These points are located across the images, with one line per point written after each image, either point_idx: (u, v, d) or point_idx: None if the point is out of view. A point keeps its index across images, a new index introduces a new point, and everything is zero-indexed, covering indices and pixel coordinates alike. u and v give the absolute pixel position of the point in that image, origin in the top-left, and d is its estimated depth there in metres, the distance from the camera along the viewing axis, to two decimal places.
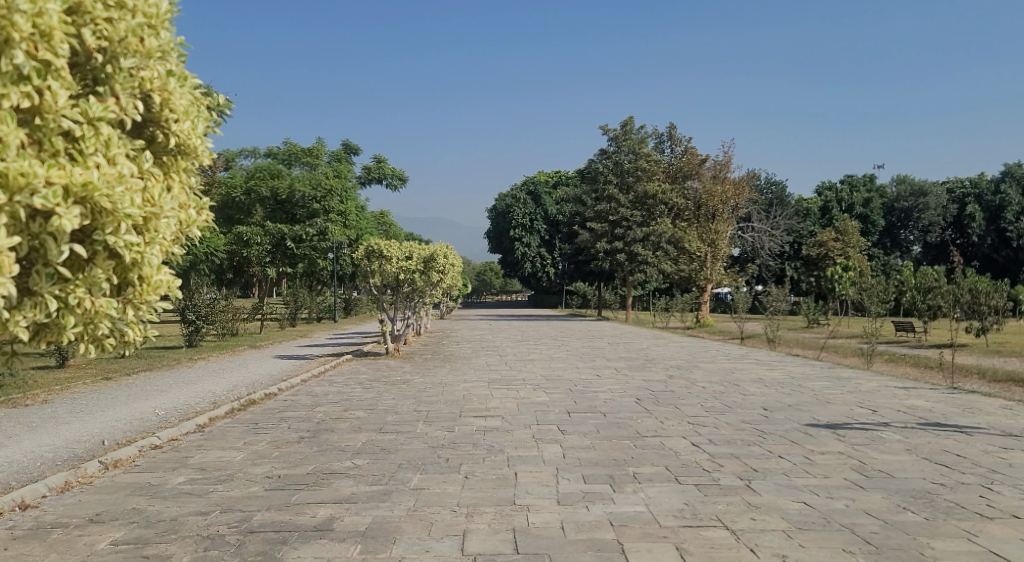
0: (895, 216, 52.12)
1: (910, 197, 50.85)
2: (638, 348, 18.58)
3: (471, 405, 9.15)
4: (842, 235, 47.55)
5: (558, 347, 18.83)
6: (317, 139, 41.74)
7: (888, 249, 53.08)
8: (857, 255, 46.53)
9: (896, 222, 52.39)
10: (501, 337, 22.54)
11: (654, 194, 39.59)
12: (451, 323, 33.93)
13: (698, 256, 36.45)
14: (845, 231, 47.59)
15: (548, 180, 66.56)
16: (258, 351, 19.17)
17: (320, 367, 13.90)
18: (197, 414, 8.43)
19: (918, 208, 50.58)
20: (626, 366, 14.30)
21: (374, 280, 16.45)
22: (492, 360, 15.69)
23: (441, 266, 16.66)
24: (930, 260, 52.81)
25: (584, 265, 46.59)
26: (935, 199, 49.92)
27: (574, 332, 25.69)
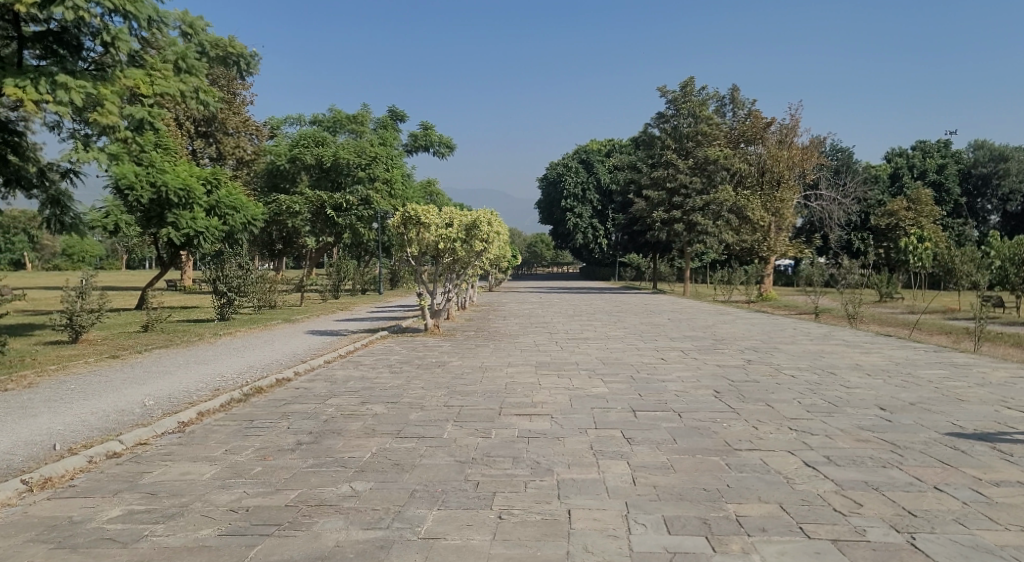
0: (973, 182, 48.46)
1: (989, 162, 47.08)
2: (704, 326, 16.74)
3: (514, 398, 7.57)
4: (914, 205, 44.19)
5: (614, 324, 17.13)
6: (362, 106, 40.39)
7: (963, 218, 49.41)
8: (931, 225, 43.23)
9: (973, 190, 48.68)
10: (552, 312, 20.93)
11: (716, 159, 36.91)
12: (499, 296, 32.48)
13: (761, 226, 34.22)
14: (919, 201, 44.33)
15: (601, 148, 64.01)
16: (293, 325, 18.02)
17: (350, 346, 12.57)
18: (188, 407, 7.06)
19: (997, 174, 46.79)
20: (693, 348, 12.53)
21: (411, 249, 15.04)
22: (541, 339, 14.11)
23: (485, 232, 15.12)
24: (1010, 230, 48.91)
25: (639, 236, 44.59)
26: (1017, 164, 46.01)
27: (631, 306, 23.85)
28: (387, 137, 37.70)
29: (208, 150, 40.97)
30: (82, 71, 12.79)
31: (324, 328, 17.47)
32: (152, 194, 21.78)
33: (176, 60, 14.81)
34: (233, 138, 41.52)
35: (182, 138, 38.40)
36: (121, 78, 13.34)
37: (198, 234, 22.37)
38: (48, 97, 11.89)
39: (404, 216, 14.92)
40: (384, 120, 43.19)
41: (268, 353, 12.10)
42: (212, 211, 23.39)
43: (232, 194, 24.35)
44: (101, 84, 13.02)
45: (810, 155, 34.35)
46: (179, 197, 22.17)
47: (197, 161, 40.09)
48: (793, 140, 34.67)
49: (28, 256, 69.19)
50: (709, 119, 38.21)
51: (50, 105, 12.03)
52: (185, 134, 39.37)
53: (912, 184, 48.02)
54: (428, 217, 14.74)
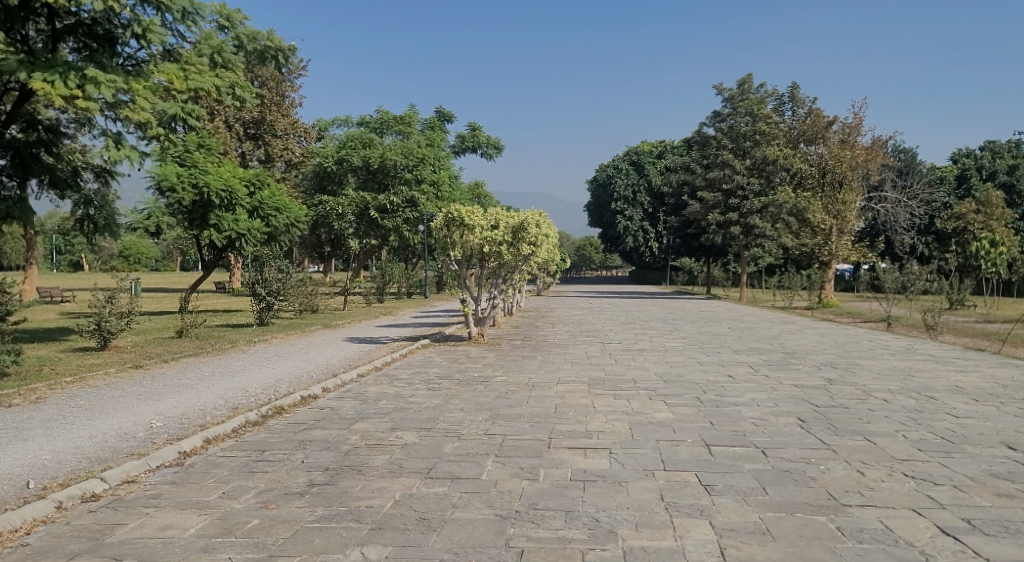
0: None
1: None
2: (768, 337, 15.42)
3: (566, 426, 6.56)
4: (985, 207, 41.54)
5: (670, 334, 15.92)
6: (409, 107, 39.92)
7: None
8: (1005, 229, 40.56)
9: None
10: (603, 319, 19.83)
11: (774, 159, 35.12)
12: (547, 300, 31.51)
13: (823, 229, 32.44)
14: (987, 202, 41.61)
15: (652, 150, 62.42)
16: (333, 331, 17.39)
17: (389, 356, 11.80)
18: (197, 431, 6.28)
19: None
20: (763, 363, 11.31)
21: (455, 253, 14.21)
22: (593, 350, 13.05)
23: (533, 235, 14.07)
24: None
25: (692, 239, 43.07)
26: None
27: (685, 313, 22.55)
28: (433, 138, 37.03)
29: (257, 152, 41.06)
30: (114, 66, 12.34)
31: (364, 335, 16.78)
32: (194, 195, 21.59)
33: (211, 53, 14.39)
34: (281, 139, 41.52)
35: (231, 140, 38.51)
36: (154, 72, 12.92)
37: (239, 236, 22.29)
38: (77, 92, 11.47)
39: (448, 217, 14.07)
40: (431, 121, 42.64)
41: (300, 362, 11.41)
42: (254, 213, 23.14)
43: (275, 195, 24.06)
44: (134, 78, 12.61)
45: (875, 155, 32.49)
46: (220, 197, 21.98)
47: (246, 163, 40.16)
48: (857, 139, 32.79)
49: (87, 258, 71.08)
50: (768, 117, 36.53)
51: (80, 100, 11.62)
52: (234, 136, 39.47)
53: (982, 185, 45.34)
54: (472, 218, 13.86)
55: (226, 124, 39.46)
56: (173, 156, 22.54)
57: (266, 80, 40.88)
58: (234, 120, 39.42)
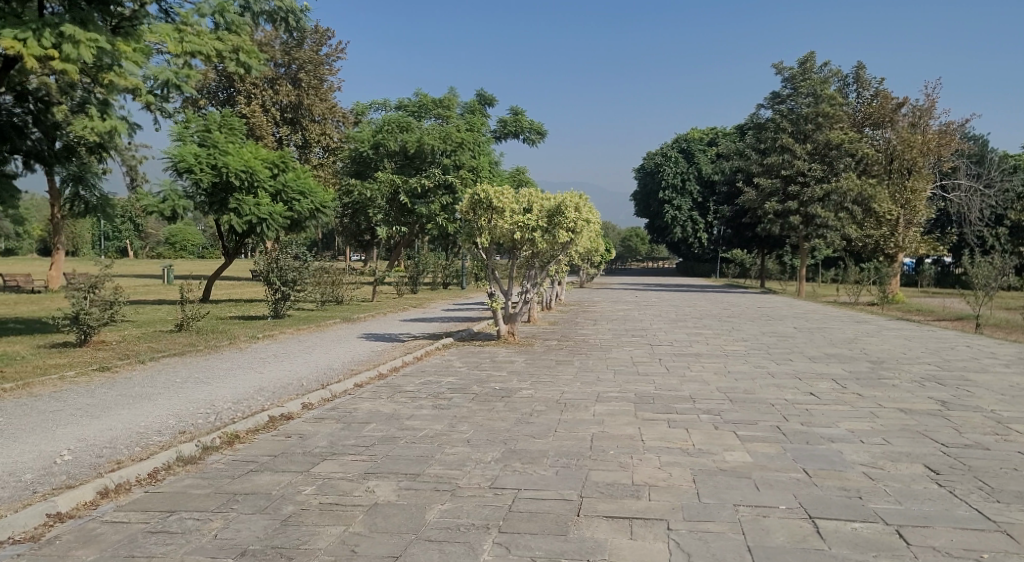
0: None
1: None
2: (843, 339, 13.29)
3: (604, 477, 4.76)
4: None
5: (729, 335, 13.88)
6: (448, 90, 38.27)
7: None
8: None
9: None
10: (651, 316, 17.89)
11: (839, 143, 32.36)
12: (590, 293, 29.60)
13: (889, 219, 29.95)
14: None
15: (703, 136, 59.34)
16: (352, 326, 15.87)
17: (402, 358, 10.25)
18: (109, 471, 4.66)
19: None
20: (850, 374, 9.28)
21: (481, 240, 12.43)
22: (642, 354, 11.19)
23: (572, 221, 12.15)
24: None
25: (746, 230, 40.56)
26: None
27: (741, 311, 20.40)
28: (473, 121, 35.16)
29: (295, 137, 39.92)
30: (99, 25, 10.88)
31: (384, 330, 15.25)
32: (214, 179, 20.84)
33: (213, 14, 12.94)
34: (319, 124, 40.36)
35: (267, 125, 37.42)
36: (147, 33, 11.49)
37: (260, 222, 21.34)
38: (53, 51, 10.04)
39: (473, 200, 12.31)
40: (472, 105, 40.89)
41: (297, 365, 9.93)
42: (278, 198, 22.30)
43: (300, 178, 23.05)
44: (121, 39, 11.14)
45: (949, 139, 29.72)
46: (240, 180, 21.15)
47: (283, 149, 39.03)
48: (928, 124, 30.32)
49: (133, 243, 71.63)
50: (833, 98, 33.12)
51: (56, 62, 10.17)
52: (271, 120, 38.34)
53: None
54: (502, 200, 12.08)
55: (263, 108, 38.36)
56: (195, 135, 22.04)
57: (303, 62, 39.68)
58: (270, 104, 38.29)
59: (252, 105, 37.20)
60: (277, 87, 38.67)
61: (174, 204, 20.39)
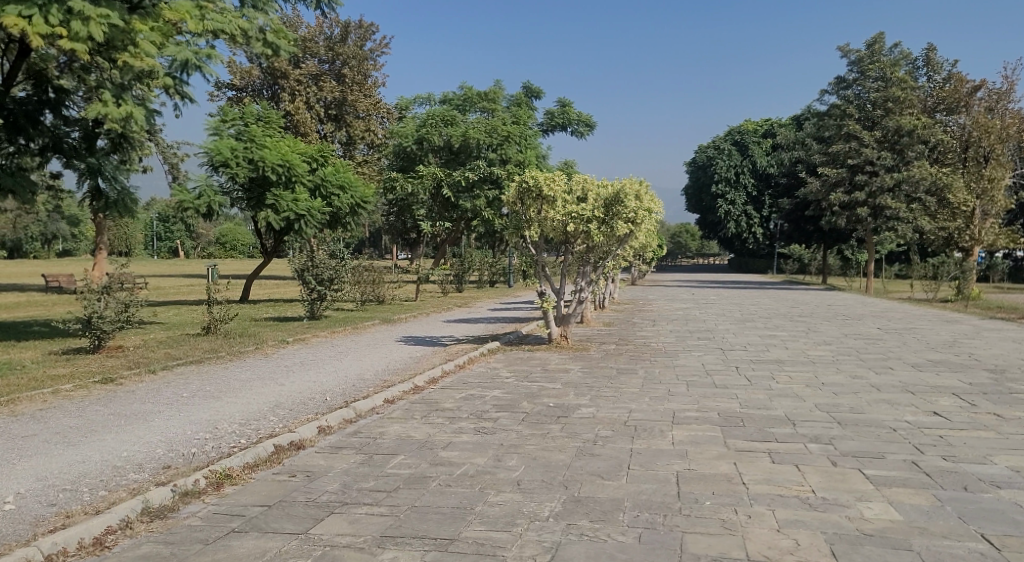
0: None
1: None
2: (942, 339, 11.55)
3: (705, 549, 3.42)
4: None
5: (808, 337, 12.26)
6: (494, 82, 37.11)
7: None
8: None
9: None
10: (714, 316, 16.36)
11: (911, 129, 29.87)
12: (642, 291, 28.06)
13: (962, 211, 27.59)
14: None
15: (757, 128, 56.77)
16: (391, 329, 14.81)
17: (448, 368, 9.10)
18: (48, 531, 3.59)
19: None
20: (973, 382, 7.69)
21: (530, 233, 11.19)
22: (714, 361, 9.75)
23: (632, 210, 10.82)
24: None
25: (807, 224, 38.34)
26: None
27: (812, 310, 18.63)
28: (518, 114, 33.83)
29: (340, 133, 39.26)
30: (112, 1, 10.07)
31: (426, 332, 14.13)
32: (251, 173, 20.33)
33: None
34: (363, 121, 39.66)
35: (312, 122, 36.85)
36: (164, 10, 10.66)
37: (298, 218, 20.69)
38: (60, 30, 9.14)
39: (519, 189, 11.08)
40: (518, 98, 39.66)
41: (324, 375, 8.88)
42: (317, 193, 21.80)
43: (340, 172, 22.58)
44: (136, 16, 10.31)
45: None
46: (277, 175, 20.57)
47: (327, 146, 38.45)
48: (1006, 108, 27.99)
49: (185, 244, 72.31)
50: (904, 81, 30.67)
51: (65, 42, 9.32)
52: (315, 118, 37.74)
53: None
54: (552, 188, 10.83)
55: (307, 105, 37.78)
56: (232, 129, 21.56)
57: (347, 58, 39.02)
58: (314, 100, 37.69)
59: (297, 101, 36.66)
60: (321, 83, 38.06)
61: (209, 201, 20.10)
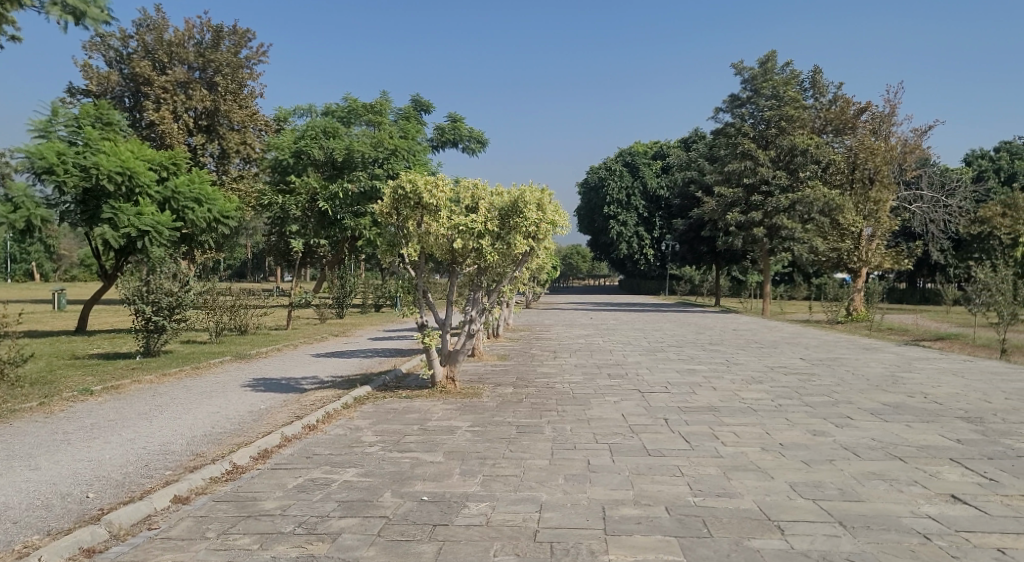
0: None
1: None
2: (878, 373, 10.27)
3: None
4: (1011, 210, 39.75)
5: (731, 373, 10.70)
6: (380, 93, 34.76)
7: None
8: None
9: None
10: (620, 346, 14.67)
11: (804, 148, 29.92)
12: (539, 316, 26.35)
13: (852, 234, 28.04)
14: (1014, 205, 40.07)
15: (648, 150, 57.07)
16: (243, 368, 12.15)
17: (293, 430, 6.81)
18: None
19: None
20: (960, 437, 6.18)
21: (408, 252, 9.02)
22: (636, 410, 7.90)
23: (532, 223, 8.89)
24: None
25: (700, 245, 38.05)
26: None
27: (719, 336, 17.41)
28: (407, 127, 31.46)
29: (212, 146, 35.32)
30: None
31: (285, 373, 11.57)
32: (82, 182, 17.07)
33: None
34: (239, 133, 35.77)
35: (180, 134, 32.44)
36: None
37: (142, 235, 17.55)
38: None
39: (395, 195, 8.94)
40: (406, 111, 37.36)
41: (108, 450, 6.33)
42: (165, 208, 18.78)
43: (195, 183, 19.65)
44: None
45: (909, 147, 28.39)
46: (115, 185, 17.39)
47: (196, 159, 34.63)
48: (887, 131, 28.73)
49: (40, 266, 64.97)
50: (795, 99, 30.67)
51: None
52: (183, 128, 33.83)
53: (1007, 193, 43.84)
54: (435, 193, 8.75)
55: (173, 115, 33.80)
56: (65, 130, 18.21)
57: (220, 65, 35.24)
58: (183, 110, 33.66)
59: (162, 110, 32.68)
60: (190, 91, 34.20)
61: (29, 214, 16.76)
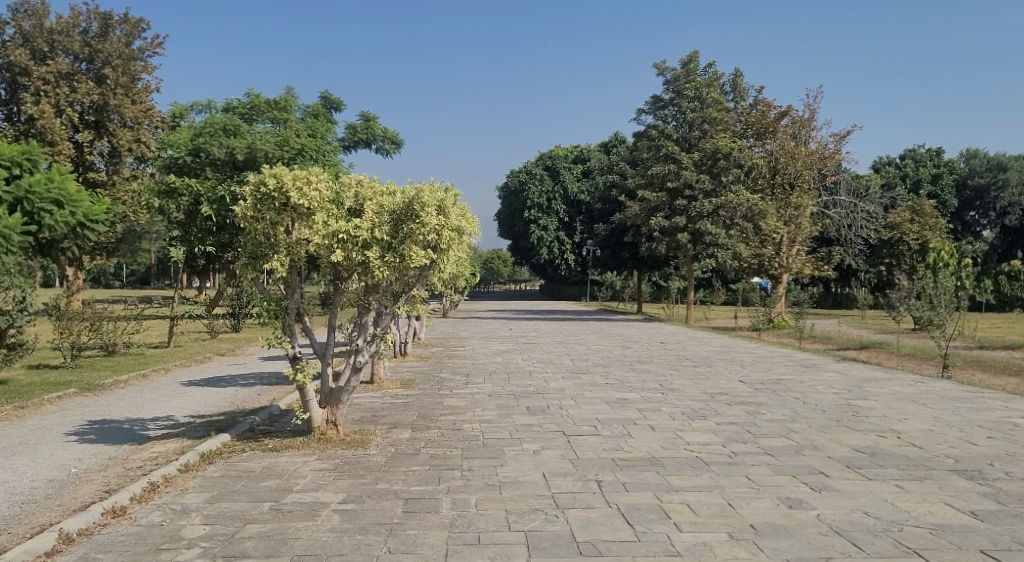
0: (968, 194, 48.69)
1: (988, 172, 47.80)
2: (833, 404, 9.09)
3: None
4: (919, 215, 40.88)
5: (670, 403, 9.27)
6: (286, 88, 32.14)
7: (959, 232, 49.81)
8: (938, 238, 39.92)
9: (971, 199, 49.02)
10: (542, 367, 13.08)
11: (727, 152, 29.20)
12: (455, 327, 24.44)
13: (774, 239, 29.06)
14: (921, 211, 41.19)
15: (568, 154, 56.10)
16: (83, 404, 9.82)
17: (84, 522, 4.69)
18: None
19: (996, 185, 47.33)
20: (972, 508, 4.94)
21: (277, 267, 7.00)
22: (563, 466, 6.26)
23: (431, 229, 7.19)
24: (1007, 244, 48.64)
25: (622, 250, 37.04)
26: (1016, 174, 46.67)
27: (647, 351, 16.13)
28: (316, 125, 28.82)
29: (100, 144, 30.37)
30: None
31: (132, 411, 9.21)
32: None
33: None
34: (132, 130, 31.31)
35: (63, 128, 27.98)
36: None
37: None
38: None
39: (254, 195, 6.90)
40: (314, 108, 34.58)
41: None
42: (14, 211, 15.05)
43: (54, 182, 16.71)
44: None
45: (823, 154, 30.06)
46: None
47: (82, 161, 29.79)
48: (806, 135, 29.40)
49: None
50: (719, 102, 30.25)
51: None
52: (66, 124, 28.89)
53: (913, 199, 45.27)
54: (308, 193, 6.85)
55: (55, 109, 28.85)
56: None
57: (109, 56, 30.43)
58: (66, 104, 28.86)
59: (42, 103, 27.83)
60: (75, 83, 29.34)
61: None
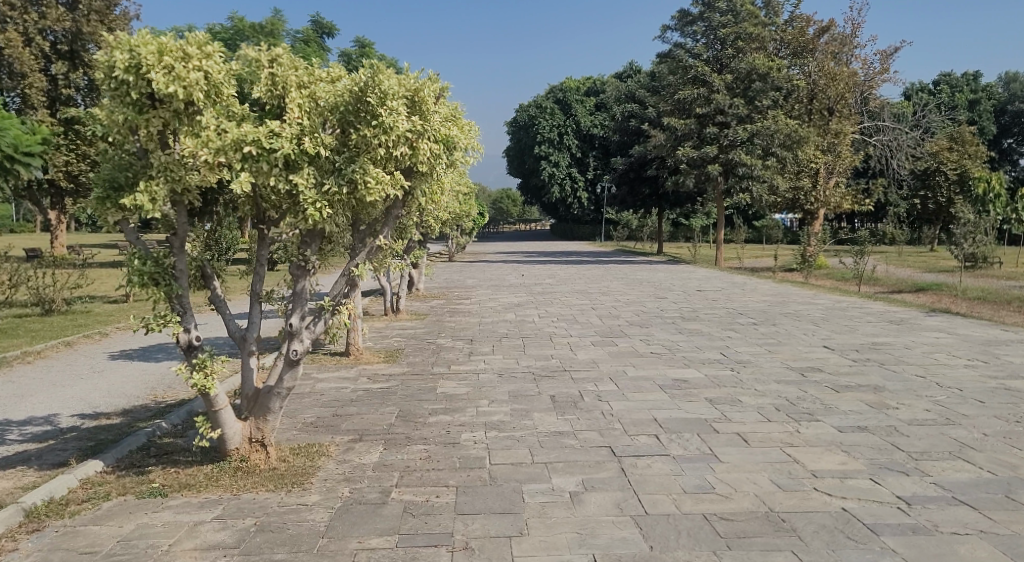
0: (1005, 119, 45.18)
1: None
2: (984, 389, 6.43)
3: None
4: (959, 143, 37.38)
5: (752, 391, 6.61)
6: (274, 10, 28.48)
7: (996, 160, 46.37)
8: (980, 168, 36.55)
9: (1009, 125, 45.35)
10: (564, 329, 10.39)
11: (764, 72, 25.81)
12: (459, 273, 21.74)
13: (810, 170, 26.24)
14: (961, 138, 37.68)
15: (580, 85, 52.23)
16: None
17: None
18: None
19: None
20: None
21: (154, 211, 4.20)
22: (627, 539, 3.63)
23: (399, 139, 4.46)
24: None
25: (642, 186, 33.89)
26: None
27: (685, 304, 13.43)
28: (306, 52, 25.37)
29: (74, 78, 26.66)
30: None
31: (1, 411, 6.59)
32: None
33: None
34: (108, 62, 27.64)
35: (33, 58, 24.18)
36: None
37: None
38: None
39: (103, 86, 4.17)
40: (305, 33, 30.95)
41: None
42: None
43: None
44: None
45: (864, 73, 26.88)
46: None
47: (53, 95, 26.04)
48: (848, 54, 26.40)
49: None
50: (754, 15, 26.61)
51: None
52: (36, 55, 25.02)
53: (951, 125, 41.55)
54: (185, 76, 4.10)
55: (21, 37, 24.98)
56: None
57: None
58: (35, 32, 24.98)
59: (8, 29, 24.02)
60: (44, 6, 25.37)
61: None
